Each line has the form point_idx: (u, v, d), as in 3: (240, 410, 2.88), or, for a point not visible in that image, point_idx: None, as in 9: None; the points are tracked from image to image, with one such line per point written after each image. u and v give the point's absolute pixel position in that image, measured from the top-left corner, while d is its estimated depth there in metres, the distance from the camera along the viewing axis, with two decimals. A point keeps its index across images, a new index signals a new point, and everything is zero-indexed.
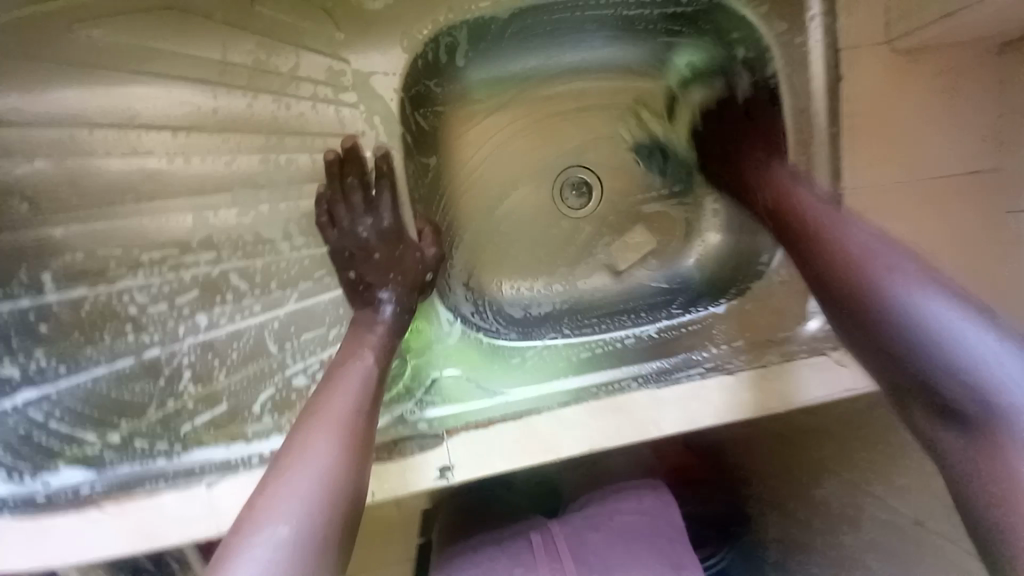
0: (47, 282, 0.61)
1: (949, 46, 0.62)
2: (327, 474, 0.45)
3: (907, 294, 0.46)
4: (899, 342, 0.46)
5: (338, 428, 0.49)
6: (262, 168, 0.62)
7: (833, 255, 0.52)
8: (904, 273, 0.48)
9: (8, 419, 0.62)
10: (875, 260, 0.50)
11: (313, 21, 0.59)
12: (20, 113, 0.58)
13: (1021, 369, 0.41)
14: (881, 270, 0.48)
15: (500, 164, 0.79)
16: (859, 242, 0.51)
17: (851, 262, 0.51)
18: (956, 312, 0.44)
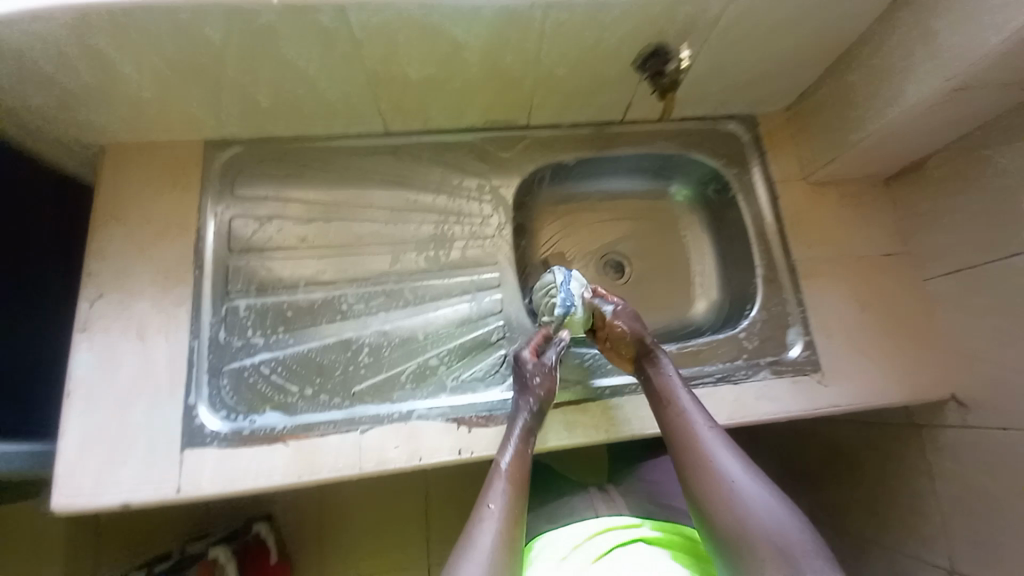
0: (300, 286, 1.01)
1: (839, 187, 1.10)
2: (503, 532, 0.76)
3: (721, 459, 0.80)
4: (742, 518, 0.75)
5: (507, 500, 0.79)
6: (434, 232, 1.06)
7: (699, 447, 0.82)
8: (718, 441, 0.82)
9: (243, 370, 0.96)
10: (719, 462, 0.80)
11: (474, 161, 1.10)
12: (310, 197, 1.07)
13: (769, 508, 0.76)
14: (708, 443, 0.82)
15: (566, 246, 1.21)
16: (711, 447, 0.82)
17: (702, 452, 0.81)
18: (744, 467, 0.80)
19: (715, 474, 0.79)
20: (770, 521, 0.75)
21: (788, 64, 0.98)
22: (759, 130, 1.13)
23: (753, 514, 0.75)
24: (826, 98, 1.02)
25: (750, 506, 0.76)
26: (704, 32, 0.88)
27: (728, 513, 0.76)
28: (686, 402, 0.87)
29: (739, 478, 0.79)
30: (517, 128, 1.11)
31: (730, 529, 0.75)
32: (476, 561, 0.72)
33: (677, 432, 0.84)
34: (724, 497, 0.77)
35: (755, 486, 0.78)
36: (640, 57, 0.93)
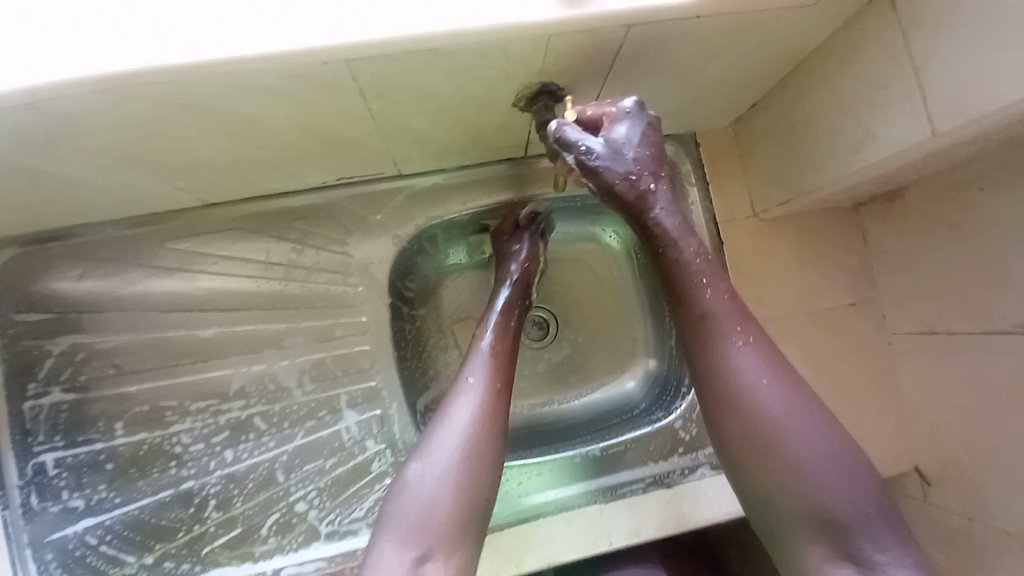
0: (118, 428, 0.79)
1: (800, 222, 0.87)
2: (483, 415, 0.64)
3: (752, 381, 0.58)
4: (751, 403, 0.58)
5: (495, 382, 0.67)
6: (289, 331, 0.82)
7: (720, 357, 0.60)
8: (758, 372, 0.58)
9: (68, 542, 0.77)
10: (750, 387, 0.58)
11: (331, 230, 0.84)
12: (121, 303, 0.81)
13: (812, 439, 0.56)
14: (740, 366, 0.59)
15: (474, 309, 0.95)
16: (740, 370, 0.59)
17: (724, 370, 0.59)
18: (782, 390, 0.58)
19: (736, 389, 0.59)
20: (797, 431, 0.56)
21: (728, 82, 0.72)
22: (699, 153, 0.87)
23: (777, 431, 0.57)
24: (777, 120, 0.77)
25: (787, 457, 0.56)
26: (603, 65, 0.62)
27: (742, 417, 0.58)
28: (710, 298, 0.61)
29: (771, 390, 0.58)
30: (387, 178, 0.84)
31: (738, 431, 0.59)
32: (441, 448, 0.63)
33: (699, 353, 0.61)
34: (744, 409, 0.58)
35: (780, 370, 0.59)
36: (525, 99, 0.67)
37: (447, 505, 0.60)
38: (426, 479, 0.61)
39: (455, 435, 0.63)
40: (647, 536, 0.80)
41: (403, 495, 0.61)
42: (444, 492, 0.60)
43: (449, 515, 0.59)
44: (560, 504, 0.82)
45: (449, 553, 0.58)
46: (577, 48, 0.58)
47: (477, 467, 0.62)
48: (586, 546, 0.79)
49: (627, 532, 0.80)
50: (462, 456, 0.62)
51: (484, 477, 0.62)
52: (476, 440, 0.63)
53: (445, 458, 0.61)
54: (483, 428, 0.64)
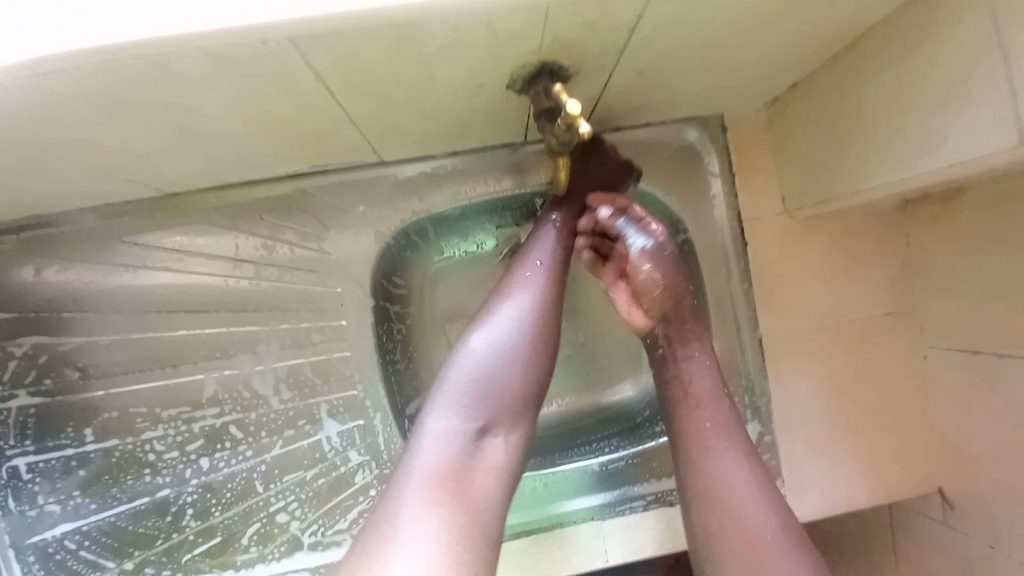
0: (88, 434, 0.75)
1: (835, 221, 0.76)
2: (537, 316, 0.60)
3: (729, 483, 0.60)
4: (710, 469, 0.61)
5: (558, 265, 0.64)
6: (262, 333, 0.77)
7: (704, 460, 0.62)
8: (737, 469, 0.61)
9: (48, 546, 0.74)
10: (725, 485, 0.60)
11: (305, 225, 0.75)
12: (79, 303, 0.74)
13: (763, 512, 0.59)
14: (719, 466, 0.61)
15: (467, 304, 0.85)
16: (709, 436, 0.63)
17: (705, 468, 0.61)
18: (757, 491, 0.60)
19: (711, 487, 0.61)
20: (763, 533, 0.58)
21: (768, 59, 0.59)
22: (725, 139, 0.76)
23: (745, 530, 0.58)
24: (820, 104, 0.65)
25: (750, 553, 0.57)
26: (615, 42, 0.51)
27: (713, 510, 0.60)
28: (702, 396, 0.64)
29: (745, 493, 0.60)
30: (369, 165, 0.73)
31: (705, 523, 0.60)
32: (499, 321, 0.59)
33: (683, 447, 0.64)
34: (716, 508, 0.60)
35: (759, 475, 0.61)
36: (522, 79, 0.55)
37: (506, 374, 0.57)
38: (485, 346, 0.58)
39: (516, 313, 0.60)
40: (646, 555, 0.77)
41: (459, 362, 0.57)
42: (501, 360, 0.57)
43: (506, 384, 0.56)
44: (556, 521, 0.77)
45: (505, 425, 0.56)
46: (584, 22, 0.46)
47: (535, 344, 0.59)
48: (580, 564, 0.76)
49: (625, 551, 0.77)
50: (523, 329, 0.59)
51: (542, 354, 0.59)
52: (534, 316, 0.60)
53: (504, 329, 0.59)
54: (542, 309, 0.61)
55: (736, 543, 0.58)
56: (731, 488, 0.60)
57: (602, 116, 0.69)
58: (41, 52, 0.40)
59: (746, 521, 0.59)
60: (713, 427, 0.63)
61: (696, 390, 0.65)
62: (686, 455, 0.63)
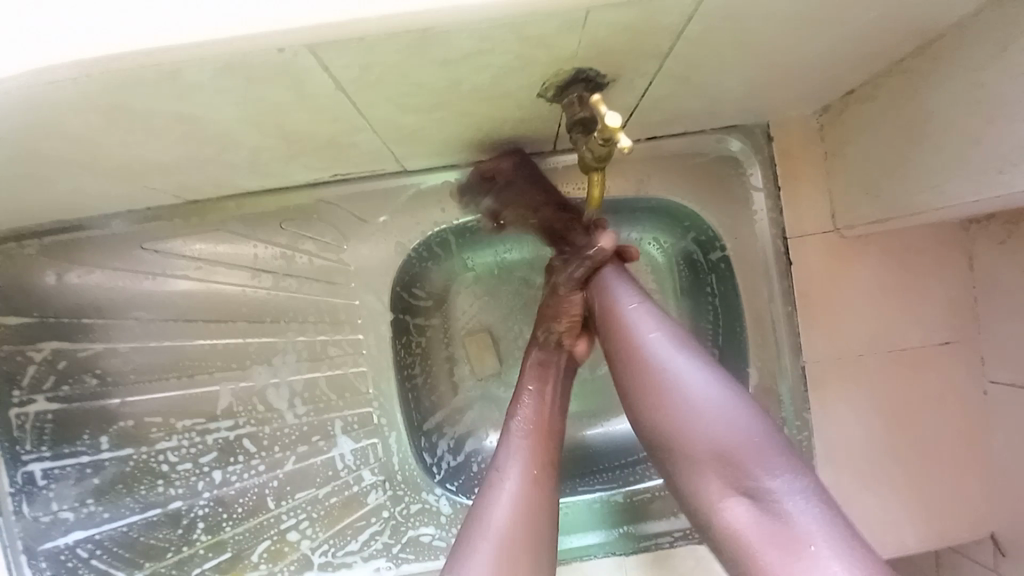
0: (104, 442, 0.74)
1: (889, 241, 0.70)
2: (526, 500, 0.53)
3: (645, 336, 0.53)
4: (657, 390, 0.51)
5: (554, 430, 0.58)
6: (279, 345, 0.75)
7: (618, 325, 0.55)
8: (650, 322, 0.54)
9: (60, 552, 0.73)
10: (641, 343, 0.53)
11: (325, 234, 0.73)
12: (99, 309, 0.74)
13: (725, 423, 0.48)
14: (634, 323, 0.54)
15: (487, 320, 0.82)
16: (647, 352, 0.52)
17: (620, 331, 0.54)
18: (675, 343, 0.53)
19: (629, 350, 0.53)
20: (689, 379, 0.50)
21: (823, 65, 0.55)
22: (770, 151, 0.71)
23: (672, 384, 0.50)
24: (880, 114, 0.60)
25: (681, 404, 0.50)
26: (659, 48, 0.47)
27: (636, 374, 0.52)
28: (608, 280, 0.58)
29: (663, 346, 0.52)
30: (392, 174, 0.71)
31: (635, 390, 0.53)
32: (502, 504, 0.53)
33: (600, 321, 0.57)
34: (641, 368, 0.52)
35: (673, 324, 0.55)
36: (555, 88, 0.51)
37: (527, 569, 0.50)
38: (495, 505, 0.53)
39: (505, 506, 0.53)
40: None
41: (470, 546, 0.51)
42: (517, 553, 0.50)
43: (528, 545, 0.51)
44: (576, 553, 0.73)
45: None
46: (627, 26, 0.43)
47: (546, 483, 0.55)
48: None
49: None
50: (531, 490, 0.54)
51: (552, 497, 0.55)
52: (540, 458, 0.56)
53: (513, 497, 0.53)
54: (543, 437, 0.57)
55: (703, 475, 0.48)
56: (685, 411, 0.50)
57: (638, 125, 0.65)
58: (43, 63, 0.37)
59: (707, 443, 0.48)
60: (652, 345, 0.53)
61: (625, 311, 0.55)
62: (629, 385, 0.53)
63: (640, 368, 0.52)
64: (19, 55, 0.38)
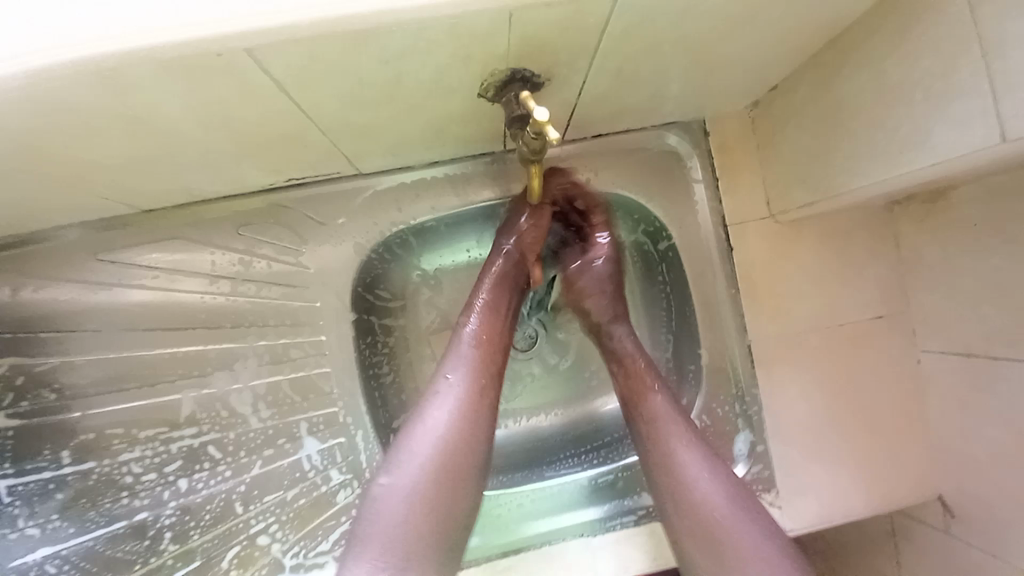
0: (65, 457, 0.74)
1: (823, 223, 0.74)
2: (464, 409, 0.61)
3: (697, 479, 0.61)
4: (700, 519, 0.61)
5: (496, 342, 0.65)
6: (241, 350, 0.75)
7: (669, 461, 0.63)
8: (701, 466, 0.62)
9: (29, 569, 0.73)
10: (693, 484, 0.61)
11: (282, 238, 0.74)
12: (54, 322, 0.73)
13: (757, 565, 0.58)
14: (685, 466, 0.62)
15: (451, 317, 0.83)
16: (692, 482, 0.61)
17: (672, 469, 0.62)
18: (726, 492, 0.61)
19: (681, 489, 0.61)
20: (738, 530, 0.59)
21: (743, 59, 0.58)
22: (708, 143, 0.75)
23: (719, 530, 0.60)
24: (802, 104, 0.64)
25: (722, 545, 0.59)
26: (583, 45, 0.49)
27: (685, 514, 0.61)
28: (662, 412, 0.65)
29: (715, 493, 0.61)
30: (346, 177, 0.72)
31: (676, 510, 0.62)
32: (442, 408, 0.61)
33: (647, 449, 0.65)
34: (689, 510, 0.61)
35: (713, 457, 0.63)
36: (493, 87, 0.54)
37: (459, 462, 0.59)
38: (436, 410, 0.61)
39: (442, 413, 0.60)
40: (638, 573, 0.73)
41: (410, 444, 0.60)
42: (451, 450, 0.59)
43: (462, 448, 0.60)
44: (543, 537, 0.75)
45: (461, 476, 0.59)
46: (550, 25, 0.45)
47: (483, 389, 0.62)
48: None
49: (616, 569, 0.73)
50: (470, 396, 0.61)
51: (490, 401, 0.63)
52: (480, 367, 0.63)
53: (451, 402, 0.61)
54: (484, 348, 0.64)
55: None
56: (728, 544, 0.59)
57: (580, 121, 0.68)
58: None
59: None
60: (696, 474, 0.62)
61: (672, 441, 0.63)
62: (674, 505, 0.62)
63: (685, 494, 0.61)
64: None
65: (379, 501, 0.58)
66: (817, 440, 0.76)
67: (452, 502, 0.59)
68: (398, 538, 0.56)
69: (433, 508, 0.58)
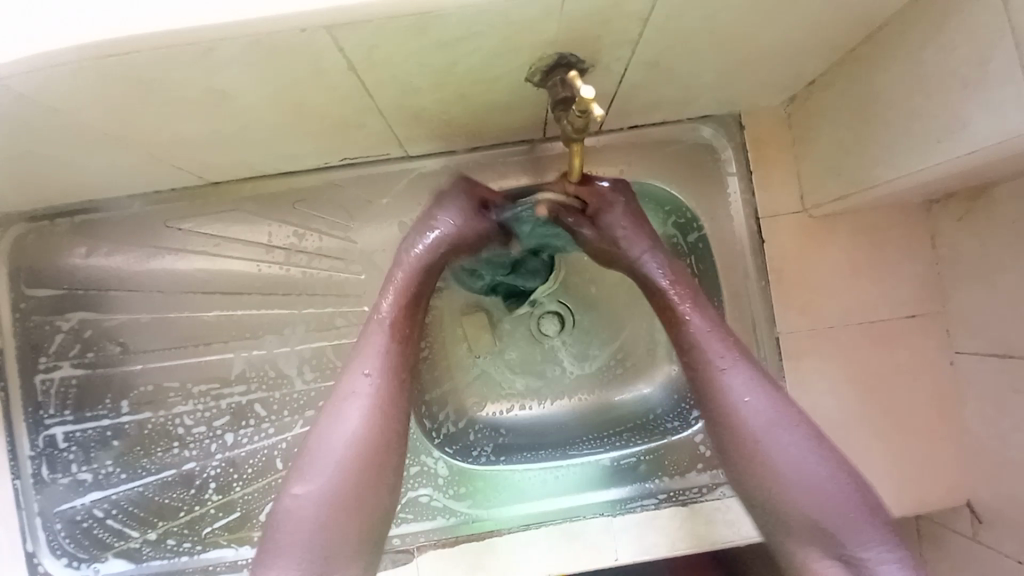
0: (124, 407, 0.80)
1: (857, 219, 0.75)
2: (371, 412, 0.58)
3: (742, 403, 0.60)
4: (756, 441, 0.60)
5: (403, 334, 0.62)
6: (289, 317, 0.80)
7: (717, 387, 0.62)
8: (745, 387, 0.61)
9: (76, 514, 0.78)
10: (741, 410, 0.60)
11: (334, 214, 0.79)
12: (124, 282, 0.80)
13: (820, 477, 0.58)
14: (732, 389, 0.61)
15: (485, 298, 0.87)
16: (741, 400, 0.61)
17: (717, 394, 0.62)
18: (775, 416, 0.60)
19: (727, 417, 0.61)
20: (789, 454, 0.59)
21: (781, 54, 0.61)
22: (743, 137, 0.77)
23: (773, 456, 0.59)
24: (839, 99, 0.66)
25: (779, 474, 0.59)
26: (630, 33, 0.53)
27: (735, 439, 0.61)
28: (701, 330, 0.63)
29: (765, 420, 0.60)
30: (396, 159, 0.77)
31: (727, 432, 0.61)
32: (352, 413, 0.58)
33: (693, 373, 0.64)
34: (737, 432, 0.60)
35: (757, 376, 0.62)
36: (540, 72, 0.58)
37: (367, 469, 0.57)
38: (345, 414, 0.58)
39: (352, 418, 0.58)
40: (658, 556, 0.75)
41: (317, 451, 0.57)
42: (360, 454, 0.57)
43: (371, 449, 0.58)
44: (565, 514, 0.77)
45: (372, 478, 0.57)
46: (599, 12, 0.49)
47: (388, 387, 0.59)
48: (588, 563, 0.75)
49: (636, 550, 0.75)
50: (378, 395, 0.59)
51: (398, 398, 0.60)
52: (387, 362, 0.60)
53: (362, 405, 0.58)
54: (392, 344, 0.61)
55: (804, 518, 0.58)
56: (788, 462, 0.59)
57: (620, 111, 0.72)
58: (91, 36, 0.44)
59: (807, 494, 0.58)
60: (745, 395, 0.61)
61: (714, 360, 0.62)
62: (725, 428, 0.61)
63: (737, 415, 0.60)
64: (66, 27, 0.44)
65: (286, 514, 0.56)
66: (844, 435, 0.76)
67: (359, 506, 0.57)
68: (305, 546, 0.55)
69: (348, 504, 0.56)
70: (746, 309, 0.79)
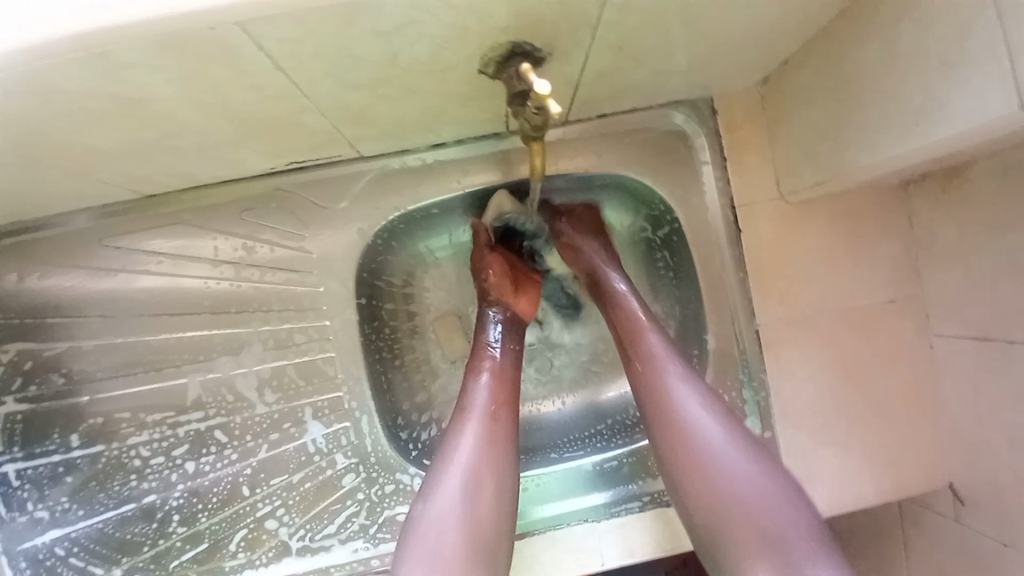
0: (74, 440, 0.75)
1: (834, 204, 0.72)
2: (487, 444, 0.61)
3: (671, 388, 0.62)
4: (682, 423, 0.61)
5: (510, 375, 0.66)
6: (244, 336, 0.76)
7: (646, 380, 0.63)
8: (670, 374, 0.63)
9: (38, 553, 0.74)
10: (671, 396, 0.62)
11: (284, 222, 0.74)
12: (60, 308, 0.73)
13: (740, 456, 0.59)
14: (674, 404, 0.61)
15: (454, 301, 0.83)
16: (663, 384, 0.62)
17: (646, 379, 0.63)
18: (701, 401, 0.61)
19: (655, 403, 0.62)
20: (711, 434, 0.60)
21: (756, 33, 0.57)
22: (715, 123, 0.73)
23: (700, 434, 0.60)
24: (813, 80, 0.62)
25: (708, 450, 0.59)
26: (587, 17, 0.48)
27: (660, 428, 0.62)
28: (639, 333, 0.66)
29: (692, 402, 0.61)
30: (347, 161, 0.72)
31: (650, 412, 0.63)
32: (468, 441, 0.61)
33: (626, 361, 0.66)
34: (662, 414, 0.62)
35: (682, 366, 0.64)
36: (493, 63, 0.53)
37: (493, 488, 0.59)
38: (459, 445, 0.60)
39: (468, 448, 0.60)
40: (642, 558, 0.73)
41: (442, 478, 0.59)
42: (484, 478, 0.59)
43: (490, 475, 0.59)
44: (549, 522, 0.75)
45: (498, 494, 0.59)
46: None
47: (506, 420, 0.63)
48: (575, 568, 0.73)
49: (620, 553, 0.74)
50: (490, 423, 0.62)
51: (510, 430, 0.63)
52: (501, 403, 0.63)
53: (476, 433, 0.61)
54: (505, 385, 0.65)
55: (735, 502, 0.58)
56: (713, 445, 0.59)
57: (585, 100, 0.67)
58: None
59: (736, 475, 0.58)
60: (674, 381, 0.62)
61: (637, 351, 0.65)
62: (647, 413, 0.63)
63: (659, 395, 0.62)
64: None
65: (417, 534, 0.57)
66: (825, 424, 0.75)
67: (491, 518, 0.58)
68: (440, 552, 0.56)
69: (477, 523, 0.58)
70: (726, 300, 0.76)
